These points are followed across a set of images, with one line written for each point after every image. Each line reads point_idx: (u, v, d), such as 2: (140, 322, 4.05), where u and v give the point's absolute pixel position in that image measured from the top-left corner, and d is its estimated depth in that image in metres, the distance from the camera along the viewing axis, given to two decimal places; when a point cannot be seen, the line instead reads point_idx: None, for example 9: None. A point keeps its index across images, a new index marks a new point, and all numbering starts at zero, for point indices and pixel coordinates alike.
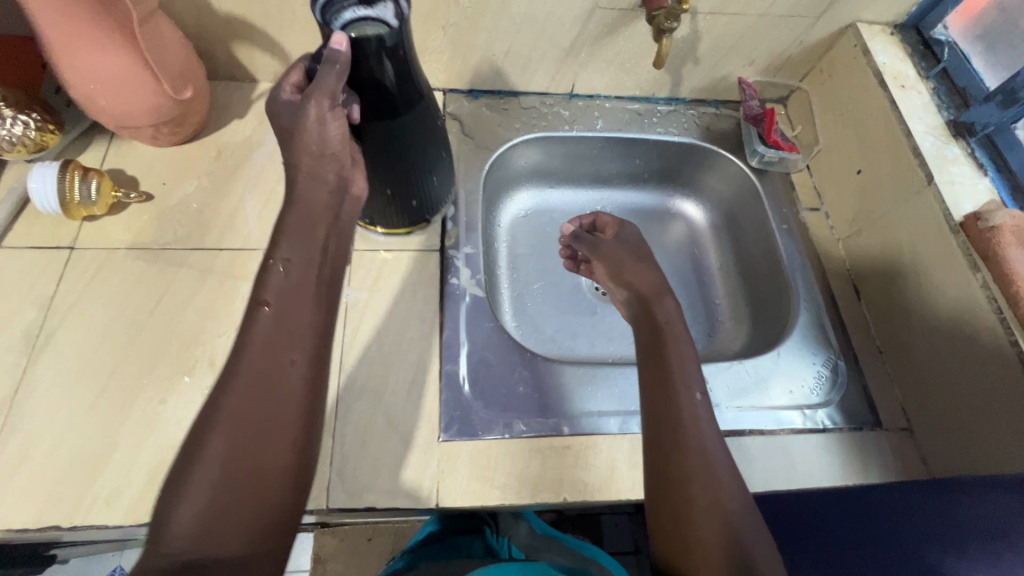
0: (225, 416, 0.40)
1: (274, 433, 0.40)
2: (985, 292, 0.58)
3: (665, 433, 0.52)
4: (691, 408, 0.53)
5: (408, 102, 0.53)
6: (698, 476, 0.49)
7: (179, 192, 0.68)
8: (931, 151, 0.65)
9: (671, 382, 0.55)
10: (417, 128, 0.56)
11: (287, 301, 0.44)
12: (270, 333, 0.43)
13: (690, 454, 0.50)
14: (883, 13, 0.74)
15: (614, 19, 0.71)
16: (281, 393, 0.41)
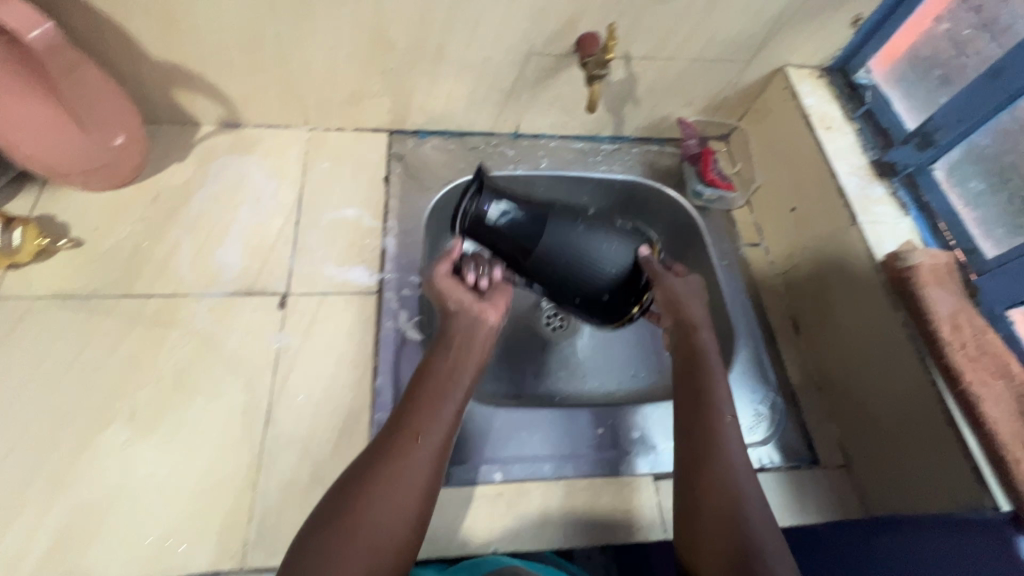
0: (371, 496, 0.46)
1: (400, 509, 0.46)
2: (907, 330, 0.59)
3: (699, 451, 0.54)
4: (721, 430, 0.55)
5: (575, 233, 0.60)
6: (718, 494, 0.51)
7: (111, 238, 0.67)
8: (855, 191, 0.67)
9: (706, 405, 0.57)
10: (597, 240, 0.61)
11: (437, 388, 0.55)
12: (414, 408, 0.53)
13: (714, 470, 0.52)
14: (810, 57, 0.77)
15: (551, 64, 0.73)
16: (416, 473, 0.48)
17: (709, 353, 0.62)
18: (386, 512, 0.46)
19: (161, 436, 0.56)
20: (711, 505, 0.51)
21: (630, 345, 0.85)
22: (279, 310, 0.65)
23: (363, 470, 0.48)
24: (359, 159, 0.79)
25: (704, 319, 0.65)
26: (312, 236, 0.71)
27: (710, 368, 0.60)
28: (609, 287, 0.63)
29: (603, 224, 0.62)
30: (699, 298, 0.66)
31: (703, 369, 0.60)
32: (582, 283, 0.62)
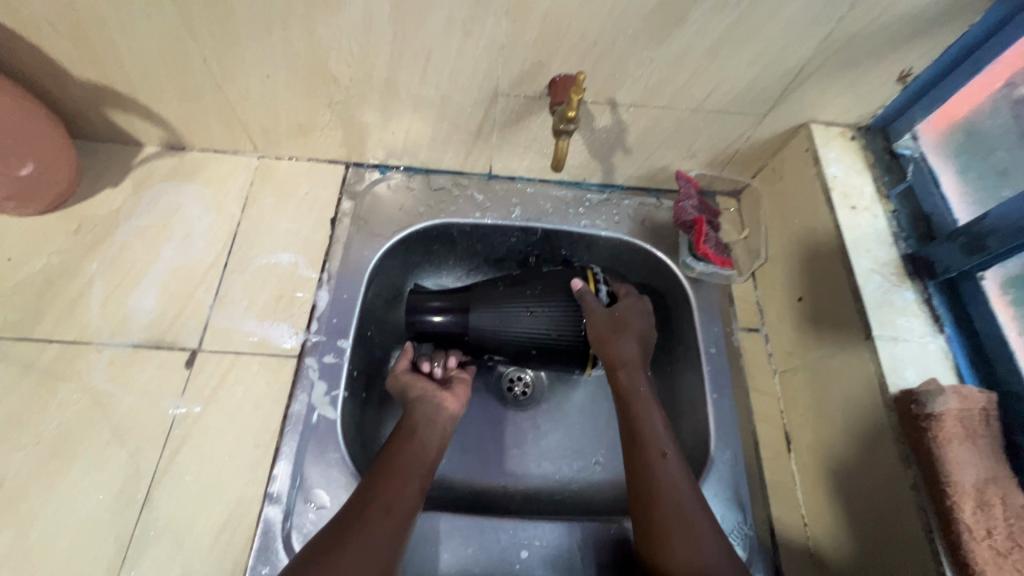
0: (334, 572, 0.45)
1: (370, 562, 0.47)
2: (915, 495, 0.46)
3: (670, 519, 0.49)
4: (675, 483, 0.51)
5: (499, 304, 0.62)
6: (690, 568, 0.47)
7: (22, 271, 0.62)
8: (875, 295, 0.54)
9: (646, 451, 0.53)
10: (524, 293, 0.63)
11: (407, 458, 0.55)
12: (385, 479, 0.52)
13: (687, 538, 0.48)
14: (843, 114, 0.63)
15: (521, 105, 0.62)
16: (380, 534, 0.49)
17: (638, 388, 0.57)
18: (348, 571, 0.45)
19: (28, 510, 0.51)
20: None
21: (595, 431, 0.73)
22: (184, 370, 0.59)
23: (330, 539, 0.48)
24: (308, 194, 0.71)
25: (639, 355, 0.59)
26: (238, 285, 0.64)
27: (642, 406, 0.56)
28: (564, 340, 0.61)
29: (524, 283, 0.64)
30: (635, 333, 0.60)
31: (645, 409, 0.56)
32: (538, 348, 0.62)
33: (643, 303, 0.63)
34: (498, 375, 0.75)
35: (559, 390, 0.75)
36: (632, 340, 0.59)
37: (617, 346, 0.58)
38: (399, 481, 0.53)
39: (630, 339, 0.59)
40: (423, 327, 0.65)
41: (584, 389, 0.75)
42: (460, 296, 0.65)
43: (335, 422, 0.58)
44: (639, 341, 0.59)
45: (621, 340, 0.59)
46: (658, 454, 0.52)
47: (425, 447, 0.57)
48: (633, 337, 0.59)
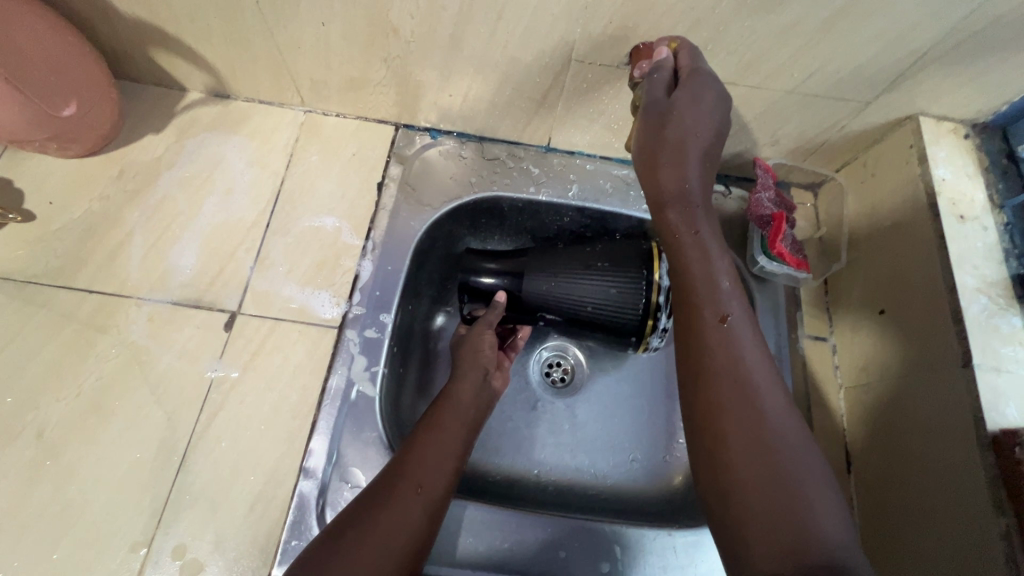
0: (365, 545, 0.45)
1: (400, 542, 0.46)
2: (1004, 544, 0.42)
3: (724, 389, 0.42)
4: (733, 350, 0.43)
5: (558, 275, 0.61)
6: (754, 444, 0.40)
7: (64, 217, 0.60)
8: (978, 319, 0.49)
9: (699, 312, 0.45)
10: (587, 251, 0.62)
11: (444, 438, 0.54)
12: (419, 457, 0.51)
13: (747, 413, 0.41)
14: (960, 108, 0.55)
15: (595, 74, 0.56)
16: (409, 514, 0.48)
17: (715, 280, 0.46)
18: (378, 548, 0.45)
19: (67, 462, 0.51)
20: (756, 463, 0.39)
21: (635, 427, 0.69)
22: (223, 332, 0.57)
23: (361, 511, 0.48)
24: (354, 155, 0.67)
25: (701, 169, 0.48)
26: (280, 247, 0.62)
27: (709, 290, 0.46)
28: (622, 312, 0.59)
29: (585, 251, 0.62)
30: (706, 118, 0.47)
31: (712, 294, 0.46)
32: (592, 321, 0.60)
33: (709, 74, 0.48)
34: (537, 360, 0.72)
35: (600, 380, 0.71)
36: (702, 126, 0.47)
37: (663, 174, 0.48)
38: (431, 463, 0.51)
39: (700, 123, 0.47)
40: (484, 287, 0.63)
41: (626, 381, 0.71)
42: (517, 260, 0.64)
43: (374, 399, 0.56)
44: (710, 131, 0.48)
45: (672, 163, 0.47)
46: (714, 317, 0.45)
47: (455, 429, 0.55)
48: (705, 127, 0.47)
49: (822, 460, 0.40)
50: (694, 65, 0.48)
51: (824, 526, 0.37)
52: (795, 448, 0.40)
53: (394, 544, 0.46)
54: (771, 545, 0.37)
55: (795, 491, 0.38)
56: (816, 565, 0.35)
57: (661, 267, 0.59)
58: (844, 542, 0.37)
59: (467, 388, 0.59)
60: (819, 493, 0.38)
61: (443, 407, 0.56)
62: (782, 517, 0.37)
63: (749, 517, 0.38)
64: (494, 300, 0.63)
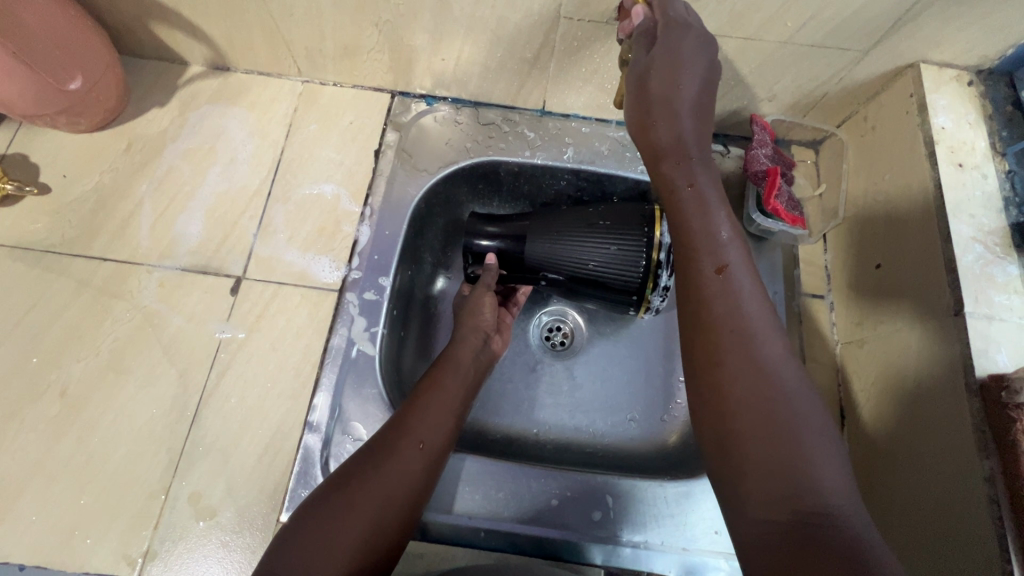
0: (364, 493, 0.47)
1: (397, 493, 0.48)
2: (988, 488, 0.43)
3: (722, 341, 0.42)
4: (732, 301, 0.43)
5: (558, 237, 0.61)
6: (754, 394, 0.39)
7: (77, 189, 0.63)
8: (972, 268, 0.48)
9: (698, 265, 0.45)
10: (587, 212, 0.63)
11: (446, 396, 0.55)
12: (420, 412, 0.53)
13: (746, 362, 0.40)
14: (962, 53, 0.54)
15: (585, 31, 0.55)
16: (409, 467, 0.49)
17: (714, 232, 0.46)
18: (377, 497, 0.47)
19: (90, 417, 0.54)
20: (756, 412, 0.39)
21: (633, 387, 0.70)
22: (229, 295, 0.59)
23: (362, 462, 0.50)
24: (352, 123, 0.68)
25: (694, 119, 0.48)
26: (281, 214, 0.63)
27: (708, 243, 0.45)
28: (619, 273, 0.59)
29: (585, 213, 0.63)
30: (691, 68, 0.46)
31: (711, 246, 0.45)
32: (591, 283, 0.61)
33: (691, 20, 0.48)
34: (537, 324, 0.73)
35: (600, 343, 0.72)
36: (688, 79, 0.46)
37: (656, 131, 0.48)
38: (431, 420, 0.53)
39: (686, 76, 0.46)
40: (487, 249, 0.65)
41: (626, 343, 0.72)
42: (517, 222, 0.64)
43: (373, 358, 0.58)
44: (698, 80, 0.47)
45: (664, 119, 0.47)
46: (712, 269, 0.44)
47: (455, 391, 0.56)
48: (692, 78, 0.47)
49: (823, 410, 0.40)
50: (670, 14, 0.47)
51: (822, 472, 0.37)
52: (795, 398, 0.40)
53: (393, 495, 0.48)
54: (767, 490, 0.37)
55: (791, 438, 0.38)
56: (810, 510, 0.35)
57: (662, 227, 0.59)
58: (843, 489, 0.37)
59: (468, 350, 0.60)
60: (817, 442, 0.38)
61: (442, 368, 0.57)
62: (781, 464, 0.37)
63: (745, 463, 0.38)
64: (484, 262, 0.65)
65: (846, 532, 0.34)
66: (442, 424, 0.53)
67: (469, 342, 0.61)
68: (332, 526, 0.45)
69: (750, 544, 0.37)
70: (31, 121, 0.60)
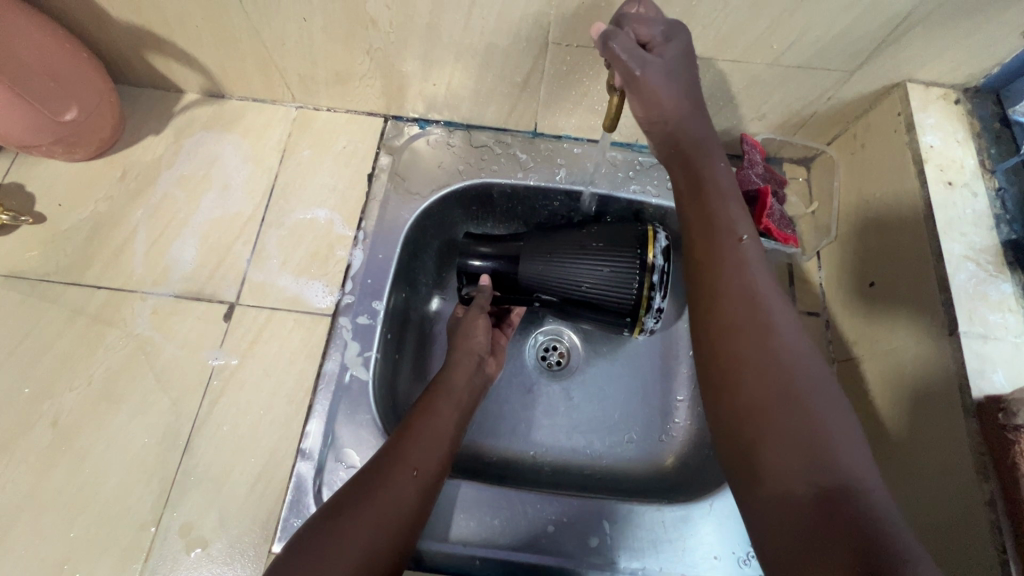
0: (365, 515, 0.46)
1: (389, 518, 0.47)
2: (989, 512, 0.42)
3: (739, 311, 0.43)
4: (746, 273, 0.44)
5: (552, 258, 0.62)
6: (767, 366, 0.40)
7: (72, 217, 0.63)
8: (965, 287, 0.48)
9: (717, 236, 0.46)
10: (582, 233, 0.63)
11: (437, 422, 0.55)
12: (417, 435, 0.53)
13: (757, 336, 0.41)
14: (949, 72, 0.54)
15: (573, 55, 0.56)
16: (401, 494, 0.49)
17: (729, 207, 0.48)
18: (369, 518, 0.46)
19: (81, 448, 0.54)
20: (769, 393, 0.39)
21: (631, 408, 0.69)
22: (223, 322, 0.59)
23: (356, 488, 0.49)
24: (345, 147, 0.69)
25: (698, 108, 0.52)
26: (274, 240, 0.64)
27: (723, 220, 0.47)
28: (613, 294, 0.59)
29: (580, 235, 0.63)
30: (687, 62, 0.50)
31: (726, 221, 0.47)
32: (585, 304, 0.61)
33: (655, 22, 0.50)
34: (533, 344, 0.73)
35: (596, 362, 0.72)
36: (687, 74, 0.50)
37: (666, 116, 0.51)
38: (422, 448, 0.52)
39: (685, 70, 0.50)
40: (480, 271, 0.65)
41: (622, 363, 0.71)
42: (511, 244, 0.65)
43: (367, 383, 0.57)
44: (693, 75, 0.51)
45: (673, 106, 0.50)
46: (731, 240, 0.46)
47: (447, 417, 0.56)
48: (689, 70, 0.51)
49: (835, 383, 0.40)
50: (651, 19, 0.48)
51: (841, 445, 0.36)
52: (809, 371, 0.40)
53: (385, 521, 0.47)
54: (788, 467, 0.36)
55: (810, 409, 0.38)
56: (831, 482, 0.35)
57: (655, 248, 0.59)
58: (867, 466, 0.36)
59: (463, 371, 0.60)
60: (834, 415, 0.38)
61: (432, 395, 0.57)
62: (802, 444, 0.36)
63: (761, 444, 0.38)
64: (478, 283, 0.65)
65: (872, 511, 0.34)
66: (435, 451, 0.52)
67: (461, 366, 0.60)
68: (327, 551, 0.44)
69: (773, 529, 0.36)
70: (28, 151, 0.61)
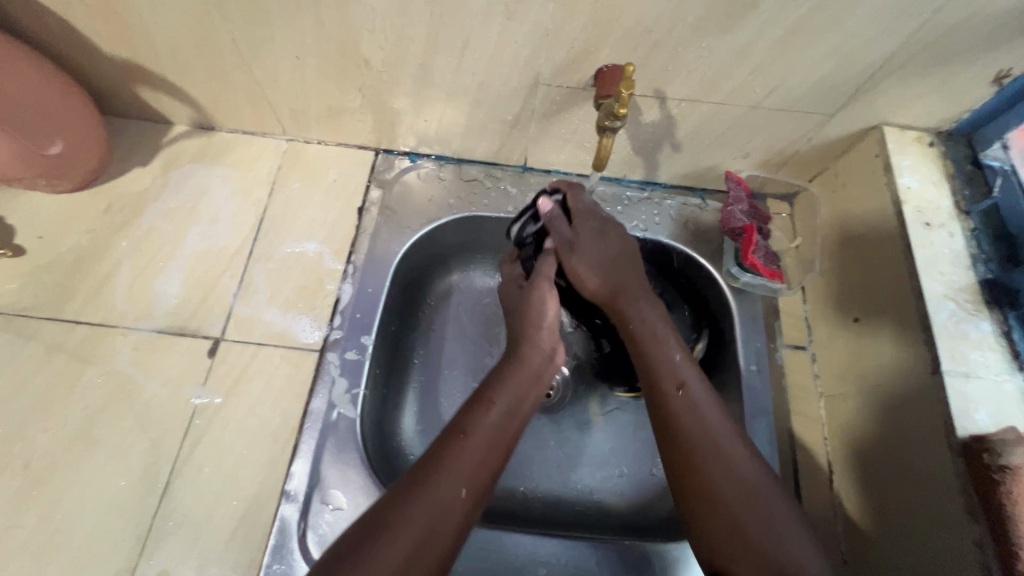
0: (402, 535, 0.38)
1: (420, 567, 0.37)
2: (978, 553, 0.42)
3: (699, 452, 0.43)
4: (696, 412, 0.45)
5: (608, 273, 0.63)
6: (731, 490, 0.41)
7: (53, 250, 0.62)
8: (946, 326, 0.49)
9: (661, 383, 0.47)
10: None
11: (501, 420, 0.45)
12: (473, 434, 0.44)
13: (718, 466, 0.42)
14: (923, 117, 0.57)
15: (563, 96, 0.57)
16: (446, 516, 0.40)
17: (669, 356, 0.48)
18: (398, 560, 0.37)
19: (54, 492, 0.52)
20: (733, 532, 0.40)
21: (620, 441, 0.69)
22: (207, 358, 0.58)
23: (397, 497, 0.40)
24: (335, 180, 0.69)
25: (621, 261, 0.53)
26: (262, 273, 0.63)
27: (665, 367, 0.47)
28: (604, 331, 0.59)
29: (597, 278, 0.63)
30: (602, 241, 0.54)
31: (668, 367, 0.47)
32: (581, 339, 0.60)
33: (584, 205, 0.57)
34: None
35: (586, 394, 0.71)
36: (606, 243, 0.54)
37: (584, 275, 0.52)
38: (474, 457, 0.43)
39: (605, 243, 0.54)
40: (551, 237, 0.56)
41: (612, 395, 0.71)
42: None
43: (355, 421, 0.56)
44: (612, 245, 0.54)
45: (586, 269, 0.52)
46: (674, 387, 0.46)
47: (507, 420, 0.46)
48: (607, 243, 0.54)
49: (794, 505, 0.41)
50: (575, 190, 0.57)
51: (805, 562, 0.38)
52: (769, 496, 0.41)
53: (421, 559, 0.38)
54: None
55: (774, 535, 0.39)
56: None
57: None
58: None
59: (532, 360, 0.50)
60: (793, 534, 0.39)
61: (464, 428, 0.44)
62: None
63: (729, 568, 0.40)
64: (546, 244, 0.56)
65: None
66: (485, 467, 0.42)
67: (527, 356, 0.50)
68: None
69: None
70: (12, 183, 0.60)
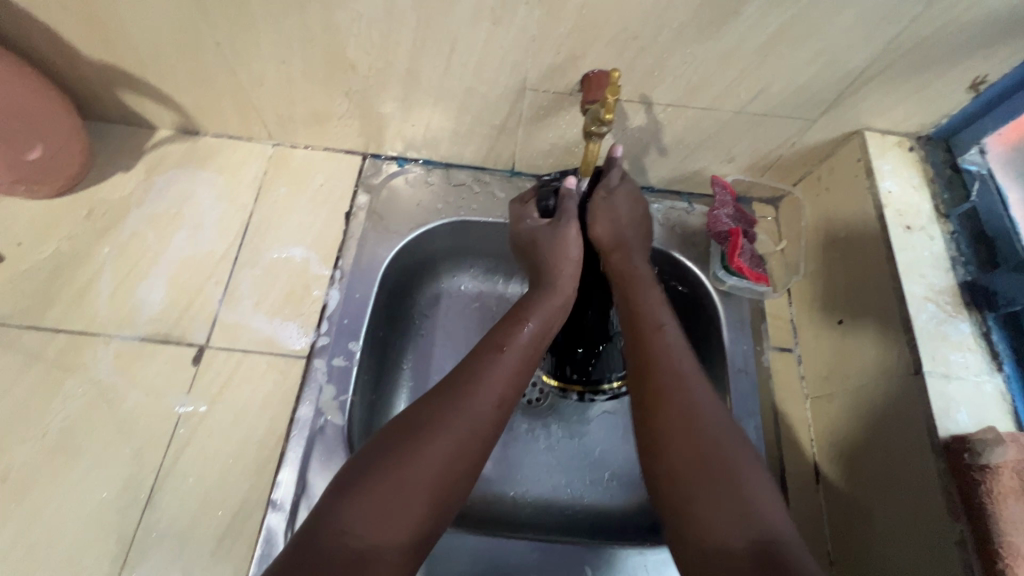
0: (439, 449, 0.41)
1: (450, 476, 0.41)
2: (960, 551, 0.43)
3: (663, 376, 0.44)
4: (671, 353, 0.46)
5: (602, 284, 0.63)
6: (698, 424, 0.42)
7: (33, 257, 0.60)
8: (927, 327, 0.50)
9: (641, 324, 0.48)
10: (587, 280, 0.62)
11: (528, 348, 0.49)
12: (510, 361, 0.47)
13: (684, 398, 0.43)
14: (903, 121, 0.58)
15: (550, 101, 0.57)
16: (480, 429, 0.43)
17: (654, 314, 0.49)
18: (432, 476, 0.40)
19: (33, 504, 0.50)
20: (688, 461, 0.40)
21: (610, 444, 0.69)
22: (192, 366, 0.57)
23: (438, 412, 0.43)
24: (322, 185, 0.69)
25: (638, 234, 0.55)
26: (247, 279, 0.62)
27: (647, 312, 0.49)
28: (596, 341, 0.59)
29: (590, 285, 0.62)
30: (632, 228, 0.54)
31: (650, 309, 0.49)
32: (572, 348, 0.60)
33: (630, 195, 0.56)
34: None
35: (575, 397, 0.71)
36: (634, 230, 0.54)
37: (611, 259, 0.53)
38: (505, 378, 0.46)
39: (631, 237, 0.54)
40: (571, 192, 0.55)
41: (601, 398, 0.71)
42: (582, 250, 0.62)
43: (343, 428, 0.55)
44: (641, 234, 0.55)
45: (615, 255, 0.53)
46: (653, 326, 0.48)
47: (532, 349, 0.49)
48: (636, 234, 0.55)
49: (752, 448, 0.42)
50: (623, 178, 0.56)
51: (766, 506, 0.38)
52: (733, 442, 0.41)
53: (453, 470, 0.41)
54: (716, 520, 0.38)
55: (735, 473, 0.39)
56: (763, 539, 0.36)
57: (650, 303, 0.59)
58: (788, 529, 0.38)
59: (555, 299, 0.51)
60: (755, 477, 0.40)
61: (501, 345, 0.48)
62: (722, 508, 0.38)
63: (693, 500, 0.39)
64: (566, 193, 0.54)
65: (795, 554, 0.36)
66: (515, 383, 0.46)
67: (551, 301, 0.51)
68: (395, 484, 0.39)
69: None
70: None
